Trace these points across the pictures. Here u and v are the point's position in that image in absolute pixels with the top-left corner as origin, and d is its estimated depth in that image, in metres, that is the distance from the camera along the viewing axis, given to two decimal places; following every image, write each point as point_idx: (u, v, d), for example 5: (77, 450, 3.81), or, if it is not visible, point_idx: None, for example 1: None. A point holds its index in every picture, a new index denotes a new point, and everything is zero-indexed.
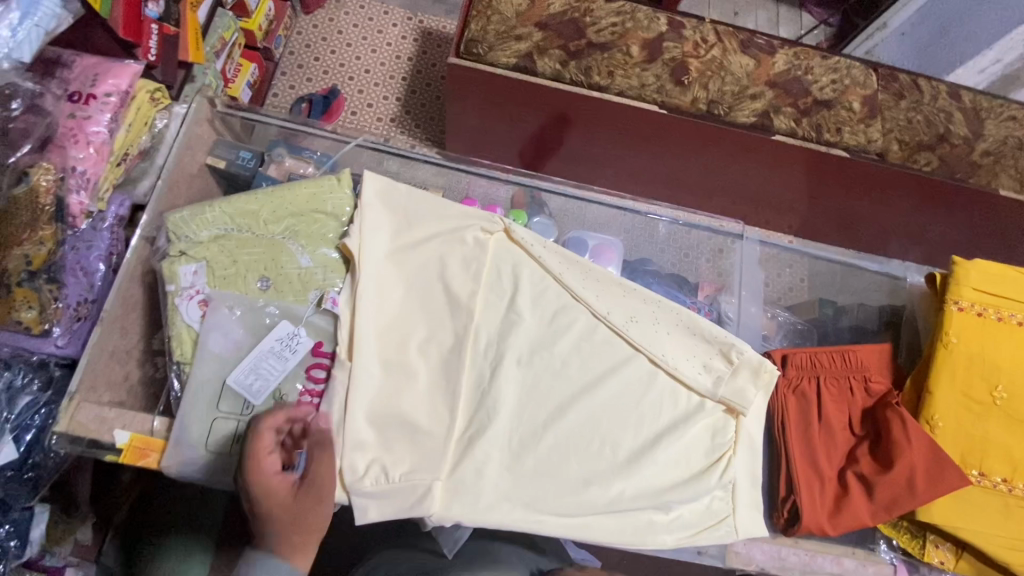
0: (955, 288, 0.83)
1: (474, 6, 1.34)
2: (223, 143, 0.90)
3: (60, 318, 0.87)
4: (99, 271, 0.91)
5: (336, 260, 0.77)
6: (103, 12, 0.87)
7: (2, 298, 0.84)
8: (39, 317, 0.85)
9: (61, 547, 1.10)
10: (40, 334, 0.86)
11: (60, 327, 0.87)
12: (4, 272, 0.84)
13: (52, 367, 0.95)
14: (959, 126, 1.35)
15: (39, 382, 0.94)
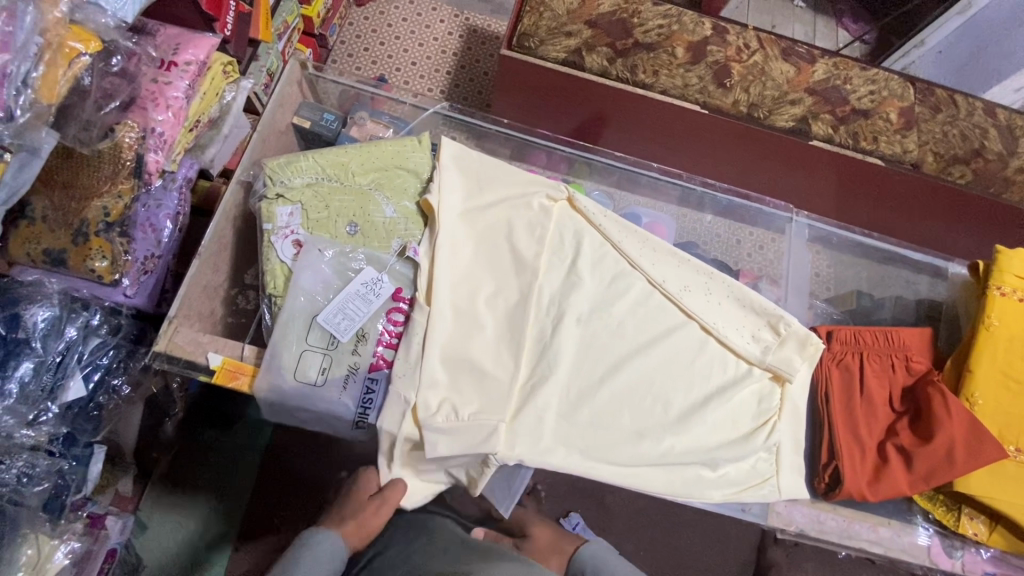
0: (997, 274, 0.87)
1: (526, 2, 1.39)
2: (308, 105, 0.98)
3: (128, 270, 0.92)
4: (166, 229, 0.97)
5: (415, 213, 0.83)
6: None
7: (78, 245, 0.87)
8: (112, 267, 0.89)
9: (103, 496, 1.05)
10: (111, 284, 0.90)
11: (129, 279, 0.92)
12: (83, 221, 0.86)
13: (122, 315, 0.97)
14: (993, 142, 1.36)
15: (109, 328, 0.95)
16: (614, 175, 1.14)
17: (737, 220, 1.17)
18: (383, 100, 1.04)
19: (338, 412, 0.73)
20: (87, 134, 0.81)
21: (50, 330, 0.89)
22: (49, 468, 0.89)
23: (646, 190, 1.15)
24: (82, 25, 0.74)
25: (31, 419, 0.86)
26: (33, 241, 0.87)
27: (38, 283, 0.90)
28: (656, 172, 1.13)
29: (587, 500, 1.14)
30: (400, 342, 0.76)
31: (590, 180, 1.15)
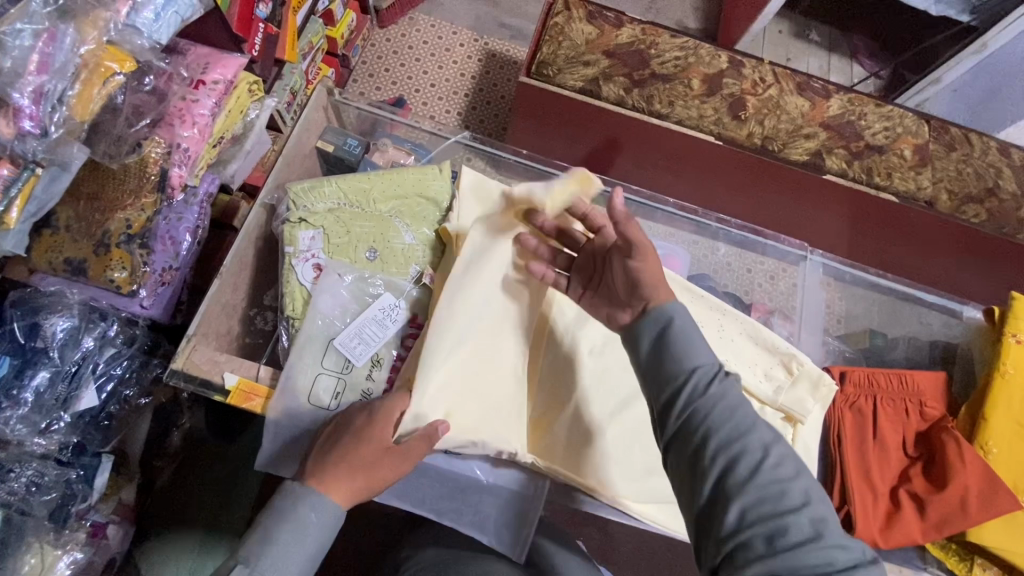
0: (1012, 320, 0.87)
1: (546, 31, 1.42)
2: (332, 130, 0.99)
3: (146, 281, 0.93)
4: (185, 242, 0.99)
5: (433, 240, 0.84)
6: (222, 6, 0.93)
7: (99, 255, 0.88)
8: (130, 278, 0.90)
9: (105, 504, 1.00)
10: (128, 294, 0.91)
11: (146, 290, 0.93)
12: (105, 232, 0.88)
13: (137, 326, 0.98)
14: (1008, 182, 1.36)
15: (124, 338, 0.97)
16: (631, 207, 1.13)
17: (751, 253, 1.14)
18: (400, 127, 1.06)
19: None
20: (117, 148, 0.84)
21: (67, 339, 0.91)
22: (58, 476, 0.91)
23: (663, 224, 1.14)
24: (119, 44, 0.74)
25: (43, 428, 0.88)
26: (55, 250, 0.88)
27: (59, 293, 0.91)
28: (671, 207, 1.12)
29: (590, 529, 1.10)
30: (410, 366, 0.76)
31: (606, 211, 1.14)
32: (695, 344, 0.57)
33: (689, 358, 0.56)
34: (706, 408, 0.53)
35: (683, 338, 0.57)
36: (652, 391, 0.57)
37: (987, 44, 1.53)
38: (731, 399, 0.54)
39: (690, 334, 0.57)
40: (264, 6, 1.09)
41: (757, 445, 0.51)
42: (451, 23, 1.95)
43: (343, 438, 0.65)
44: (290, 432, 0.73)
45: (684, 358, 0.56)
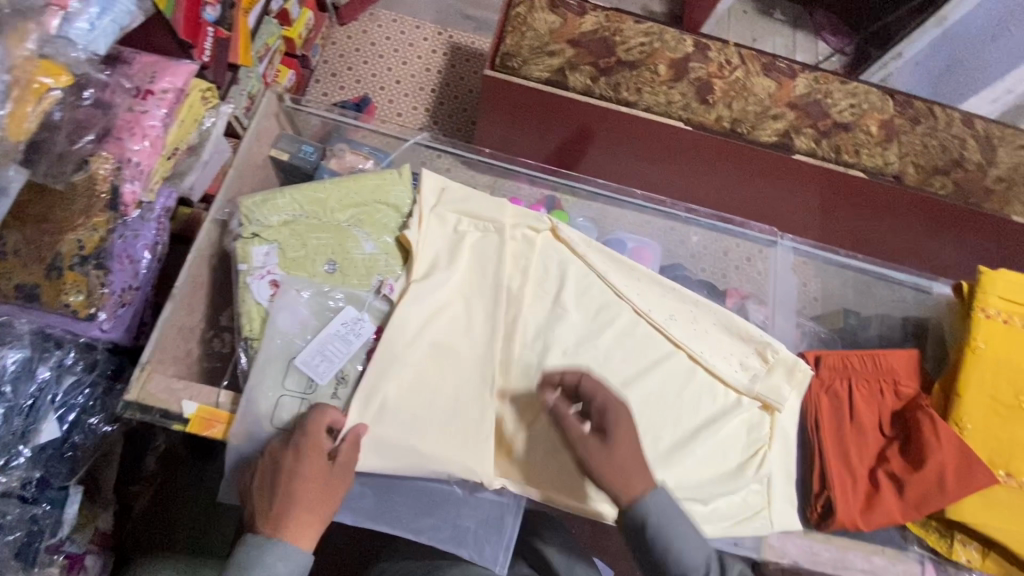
0: (981, 296, 0.86)
1: (509, 22, 1.39)
2: (285, 137, 0.95)
3: (104, 304, 0.87)
4: (144, 260, 0.92)
5: (394, 247, 0.81)
6: (167, 12, 0.89)
7: (52, 279, 0.84)
8: (87, 301, 0.86)
9: (82, 534, 0.97)
10: (86, 318, 0.86)
11: (104, 313, 0.87)
12: (57, 255, 0.84)
13: (97, 350, 0.92)
14: (973, 152, 1.37)
15: (84, 364, 0.91)
16: (599, 200, 1.11)
17: (724, 239, 1.13)
18: (363, 131, 1.03)
19: None
20: (60, 168, 0.82)
21: (21, 371, 0.86)
22: (21, 514, 0.86)
23: (632, 215, 1.12)
24: (53, 58, 0.70)
25: (2, 465, 0.83)
26: (5, 276, 0.83)
27: (7, 323, 0.86)
28: (640, 199, 1.11)
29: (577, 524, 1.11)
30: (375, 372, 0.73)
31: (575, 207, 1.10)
32: (689, 546, 0.63)
33: (677, 556, 0.62)
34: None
35: (670, 538, 0.63)
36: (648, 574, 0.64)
37: (946, 17, 1.57)
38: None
39: (674, 526, 0.63)
40: (213, 9, 1.02)
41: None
42: (413, 17, 1.90)
43: (280, 477, 0.63)
44: (256, 458, 0.70)
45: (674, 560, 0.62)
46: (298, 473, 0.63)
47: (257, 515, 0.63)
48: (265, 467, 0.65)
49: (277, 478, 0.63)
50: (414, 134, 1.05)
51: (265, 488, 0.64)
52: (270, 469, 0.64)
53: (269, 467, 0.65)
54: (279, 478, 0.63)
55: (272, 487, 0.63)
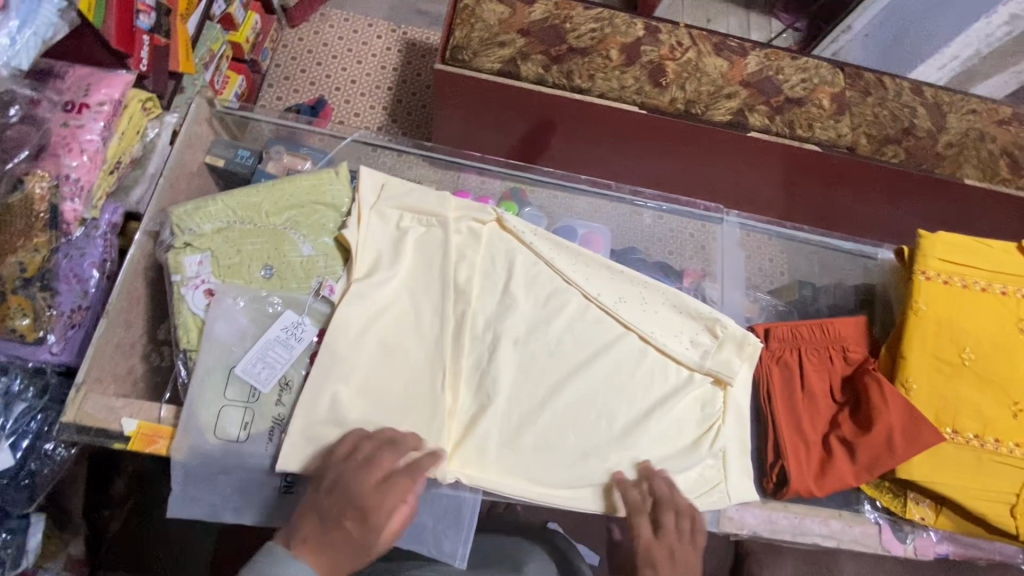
0: (921, 258, 0.88)
1: (457, 14, 1.37)
2: (221, 143, 0.93)
3: (54, 325, 0.85)
4: (93, 278, 0.89)
5: (334, 247, 0.80)
6: (97, 21, 0.86)
7: None
8: (34, 324, 0.84)
9: (52, 562, 0.99)
10: (34, 342, 0.84)
11: (54, 335, 0.85)
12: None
13: (47, 374, 0.88)
14: (923, 120, 1.39)
15: (35, 389, 0.86)
16: (550, 189, 1.11)
17: (678, 219, 1.13)
18: (315, 135, 1.03)
19: (267, 468, 0.70)
20: None
21: None
22: None
23: (580, 201, 1.12)
24: None
25: None
26: None
27: None
28: (584, 184, 1.12)
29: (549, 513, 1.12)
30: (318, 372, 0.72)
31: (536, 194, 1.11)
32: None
33: None
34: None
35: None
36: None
37: None
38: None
39: None
40: (146, 16, 1.01)
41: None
42: (365, 15, 1.87)
43: (339, 522, 0.59)
44: (200, 471, 0.68)
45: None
46: (368, 517, 0.60)
47: (296, 540, 0.57)
48: (329, 502, 0.61)
49: (343, 512, 0.59)
50: (374, 138, 1.05)
51: (317, 522, 0.59)
52: (333, 509, 0.60)
53: (333, 504, 0.60)
54: (338, 523, 0.59)
55: (324, 526, 0.59)
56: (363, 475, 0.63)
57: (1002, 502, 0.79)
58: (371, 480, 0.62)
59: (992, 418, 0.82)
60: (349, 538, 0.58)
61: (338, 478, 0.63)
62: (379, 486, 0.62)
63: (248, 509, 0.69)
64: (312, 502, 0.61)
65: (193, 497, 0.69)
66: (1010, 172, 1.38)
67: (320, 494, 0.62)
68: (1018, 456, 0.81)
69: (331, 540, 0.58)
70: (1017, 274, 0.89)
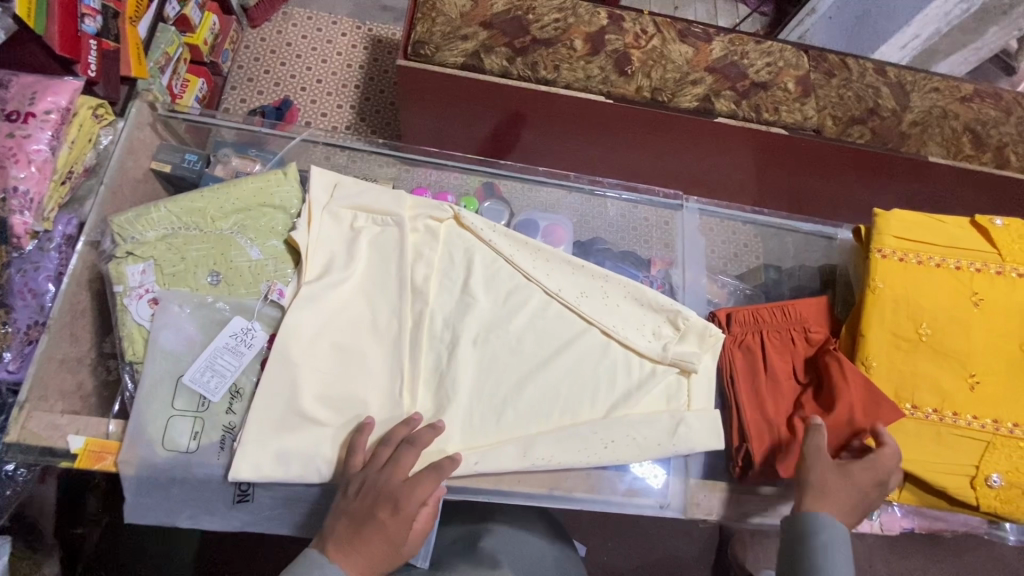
0: (877, 236, 0.89)
1: (418, 9, 1.36)
2: (166, 147, 0.91)
3: (10, 343, 0.83)
4: (49, 291, 0.87)
5: (285, 251, 0.78)
6: (38, 29, 0.84)
7: None
8: None
9: None
10: None
11: (10, 352, 0.83)
12: None
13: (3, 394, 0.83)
14: (887, 100, 1.40)
15: None
16: (511, 181, 1.10)
17: (641, 207, 1.14)
18: (280, 139, 1.02)
19: (220, 478, 0.68)
20: None
21: None
22: None
23: (539, 191, 1.11)
24: None
25: None
26: None
27: None
28: (543, 174, 1.11)
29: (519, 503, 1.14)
30: (266, 379, 0.70)
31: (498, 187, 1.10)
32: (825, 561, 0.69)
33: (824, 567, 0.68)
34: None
35: (819, 550, 0.69)
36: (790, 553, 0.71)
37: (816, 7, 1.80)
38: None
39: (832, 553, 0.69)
40: (92, 20, 0.97)
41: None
42: (329, 13, 1.84)
43: (369, 521, 0.61)
44: (155, 484, 0.67)
45: (828, 568, 0.68)
46: (383, 521, 0.61)
47: (326, 538, 0.62)
48: (358, 503, 0.62)
49: (367, 517, 0.61)
50: (340, 139, 1.05)
51: (349, 524, 0.61)
52: (363, 510, 0.62)
53: (360, 506, 0.62)
54: (369, 520, 0.61)
55: (355, 528, 0.61)
56: (385, 475, 0.64)
57: (959, 471, 0.81)
58: (398, 476, 0.64)
59: (951, 392, 0.83)
60: (368, 532, 0.61)
61: (362, 479, 0.64)
62: (400, 481, 0.63)
63: (207, 518, 0.69)
64: (342, 504, 0.64)
65: (147, 510, 0.67)
66: (973, 148, 1.37)
67: (348, 497, 0.64)
68: (977, 428, 0.82)
69: (351, 541, 0.60)
70: (969, 247, 0.90)
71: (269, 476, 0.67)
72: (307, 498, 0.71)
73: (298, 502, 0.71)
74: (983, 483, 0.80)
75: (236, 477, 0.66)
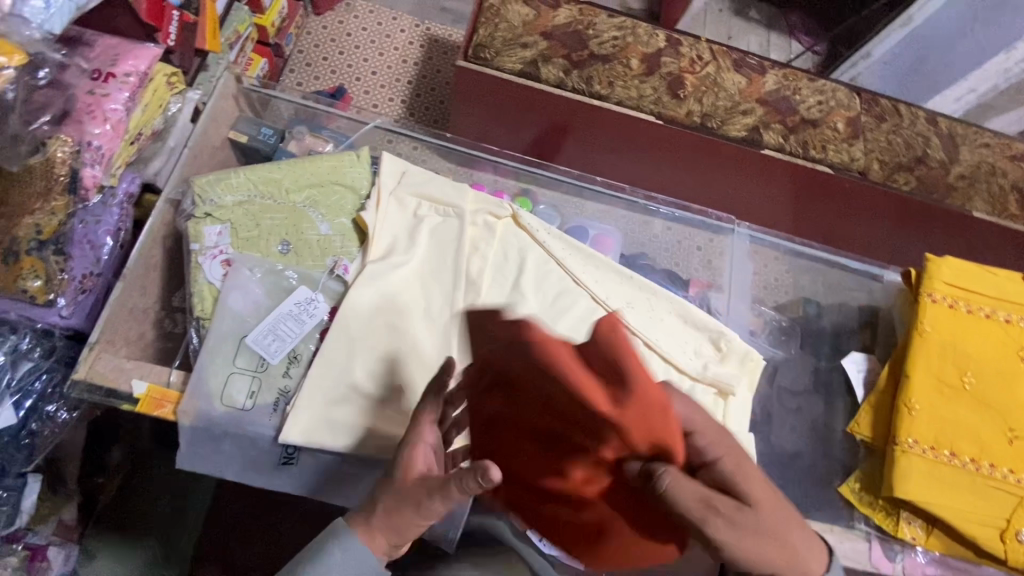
0: (927, 281, 0.90)
1: (482, 14, 1.39)
2: (245, 119, 0.95)
3: (65, 290, 0.87)
4: (106, 245, 0.91)
5: (352, 230, 0.81)
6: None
7: (9, 265, 0.84)
8: (46, 287, 0.85)
9: (45, 526, 1.01)
10: (44, 304, 0.86)
11: (64, 298, 0.87)
12: (13, 239, 0.84)
13: (55, 337, 0.90)
14: (935, 150, 1.40)
15: (41, 350, 0.89)
16: (563, 188, 1.13)
17: (686, 228, 1.15)
18: (355, 124, 1.04)
19: (270, 440, 0.70)
20: (13, 148, 0.82)
21: None
22: None
23: (592, 202, 1.13)
24: (6, 37, 0.78)
25: None
26: None
27: None
28: (600, 184, 1.13)
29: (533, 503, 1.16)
30: (327, 347, 0.73)
31: (541, 192, 1.12)
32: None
33: None
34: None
35: None
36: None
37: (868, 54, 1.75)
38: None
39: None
40: None
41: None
42: (391, 9, 1.89)
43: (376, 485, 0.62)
44: (207, 436, 0.70)
45: None
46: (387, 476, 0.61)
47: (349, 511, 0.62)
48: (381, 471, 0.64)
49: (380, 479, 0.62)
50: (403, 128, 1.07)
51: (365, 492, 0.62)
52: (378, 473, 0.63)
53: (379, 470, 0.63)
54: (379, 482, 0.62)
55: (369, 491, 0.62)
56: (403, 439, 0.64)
57: (992, 524, 0.80)
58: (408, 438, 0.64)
59: (988, 443, 0.83)
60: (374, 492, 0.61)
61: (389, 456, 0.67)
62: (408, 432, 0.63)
63: (251, 477, 0.71)
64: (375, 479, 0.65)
65: (199, 461, 0.70)
66: (1019, 209, 1.37)
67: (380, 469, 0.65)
68: (1011, 482, 0.81)
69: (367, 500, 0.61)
70: (1018, 302, 0.90)
71: (319, 443, 0.69)
72: (346, 472, 0.72)
73: (338, 474, 0.72)
74: (1014, 538, 0.79)
75: (285, 439, 0.68)
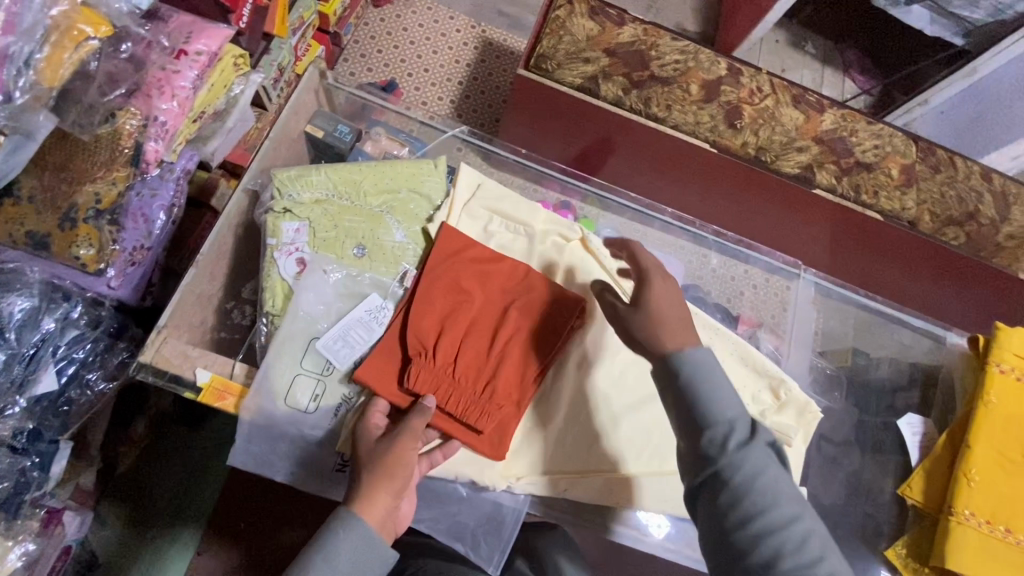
0: (996, 350, 0.88)
1: (547, 22, 1.35)
2: (322, 114, 0.95)
3: (115, 260, 0.88)
4: (159, 220, 0.93)
5: (425, 239, 0.82)
6: None
7: (64, 230, 0.83)
8: (98, 256, 0.85)
9: (65, 488, 0.96)
10: (95, 273, 0.86)
11: (113, 269, 0.88)
12: (72, 206, 0.82)
13: (104, 306, 0.92)
14: (987, 207, 1.33)
15: (88, 319, 0.90)
16: (628, 214, 1.14)
17: (740, 265, 1.16)
18: (432, 131, 1.05)
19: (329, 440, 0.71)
20: (87, 117, 0.77)
21: (26, 320, 0.85)
22: (10, 465, 0.83)
23: (658, 231, 1.14)
24: (94, 8, 0.74)
25: None
26: (17, 222, 0.82)
27: (18, 270, 0.85)
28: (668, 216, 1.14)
29: None
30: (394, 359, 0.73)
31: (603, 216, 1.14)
32: (720, 396, 0.58)
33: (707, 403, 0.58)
34: (728, 471, 0.56)
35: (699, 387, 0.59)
36: (679, 438, 0.60)
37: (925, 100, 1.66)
38: (748, 466, 0.56)
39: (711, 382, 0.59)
40: None
41: (760, 499, 0.55)
42: (449, 8, 1.88)
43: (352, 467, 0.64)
44: (266, 432, 0.70)
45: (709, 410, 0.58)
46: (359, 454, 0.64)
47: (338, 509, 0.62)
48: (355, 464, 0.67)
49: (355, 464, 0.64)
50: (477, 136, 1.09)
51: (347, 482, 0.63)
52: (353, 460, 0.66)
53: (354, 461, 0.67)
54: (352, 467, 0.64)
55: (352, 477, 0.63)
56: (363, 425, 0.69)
57: None
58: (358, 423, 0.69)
59: None
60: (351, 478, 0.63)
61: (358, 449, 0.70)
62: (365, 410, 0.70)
63: (304, 475, 0.71)
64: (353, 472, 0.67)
65: (255, 454, 0.70)
66: None
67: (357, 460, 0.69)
68: None
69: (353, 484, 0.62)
70: None
71: None
72: None
73: None
74: None
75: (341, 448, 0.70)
